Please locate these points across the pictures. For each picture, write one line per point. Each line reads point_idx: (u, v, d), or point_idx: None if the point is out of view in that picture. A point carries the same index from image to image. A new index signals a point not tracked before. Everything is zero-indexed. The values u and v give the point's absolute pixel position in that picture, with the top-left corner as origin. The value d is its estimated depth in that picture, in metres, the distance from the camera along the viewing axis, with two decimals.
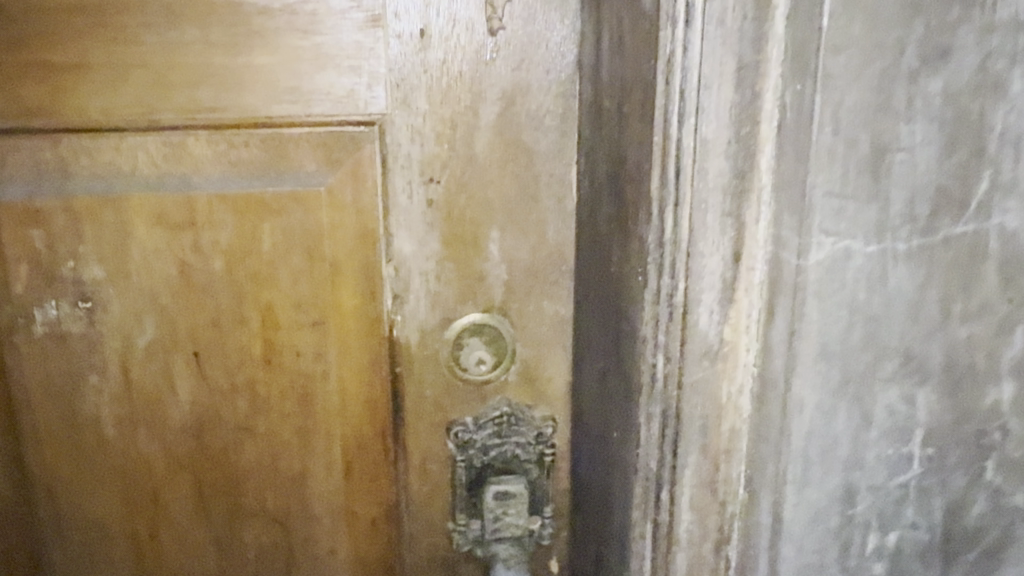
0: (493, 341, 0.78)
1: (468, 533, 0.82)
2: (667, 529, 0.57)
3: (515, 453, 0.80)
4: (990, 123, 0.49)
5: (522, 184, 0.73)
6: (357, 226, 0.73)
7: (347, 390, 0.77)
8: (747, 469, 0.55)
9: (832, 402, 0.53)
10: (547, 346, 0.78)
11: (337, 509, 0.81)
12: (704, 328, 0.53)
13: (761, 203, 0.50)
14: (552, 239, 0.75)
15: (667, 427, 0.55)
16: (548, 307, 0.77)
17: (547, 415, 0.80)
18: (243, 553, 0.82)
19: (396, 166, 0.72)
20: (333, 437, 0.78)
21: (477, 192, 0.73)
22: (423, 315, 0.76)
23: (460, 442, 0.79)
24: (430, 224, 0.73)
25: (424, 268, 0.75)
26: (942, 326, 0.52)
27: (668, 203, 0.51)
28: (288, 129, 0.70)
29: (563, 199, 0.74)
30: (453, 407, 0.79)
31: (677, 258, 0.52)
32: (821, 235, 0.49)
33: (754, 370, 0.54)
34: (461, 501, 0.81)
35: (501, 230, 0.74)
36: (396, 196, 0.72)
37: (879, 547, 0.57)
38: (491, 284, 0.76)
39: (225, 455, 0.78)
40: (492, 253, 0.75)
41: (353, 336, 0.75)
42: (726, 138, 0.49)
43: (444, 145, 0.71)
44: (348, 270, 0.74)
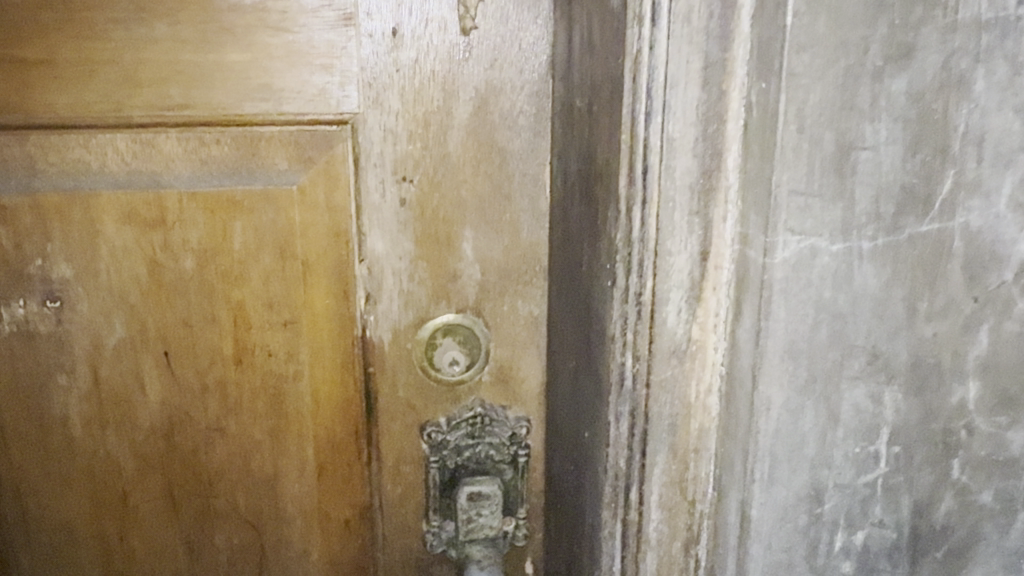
0: (467, 342, 0.77)
1: (442, 534, 0.81)
2: (636, 528, 0.58)
3: (489, 453, 0.80)
4: (954, 122, 0.49)
5: (495, 184, 0.73)
6: (329, 226, 0.72)
7: (319, 391, 0.77)
8: (715, 469, 0.56)
9: (800, 400, 0.53)
10: (522, 346, 0.78)
11: (310, 511, 0.80)
12: (672, 326, 0.53)
13: (727, 203, 0.51)
14: (525, 239, 0.75)
15: (635, 427, 0.55)
16: (522, 307, 0.77)
17: (521, 415, 0.80)
18: (214, 555, 0.81)
19: (368, 165, 0.71)
20: (305, 438, 0.78)
21: (450, 191, 0.73)
22: (396, 315, 0.76)
23: (433, 443, 0.79)
24: (403, 223, 0.73)
25: (397, 268, 0.74)
26: (908, 324, 0.52)
27: (636, 201, 0.51)
28: (260, 128, 0.70)
29: (537, 198, 0.74)
30: (426, 407, 0.79)
31: (645, 256, 0.52)
32: (787, 234, 0.49)
33: (722, 369, 0.54)
34: (434, 502, 0.81)
35: (474, 230, 0.74)
36: (368, 194, 0.72)
37: (846, 546, 0.57)
38: (464, 284, 0.76)
39: (196, 456, 0.77)
40: (465, 253, 0.75)
41: (325, 335, 0.75)
42: (692, 136, 0.50)
43: (417, 144, 0.71)
44: (320, 270, 0.73)
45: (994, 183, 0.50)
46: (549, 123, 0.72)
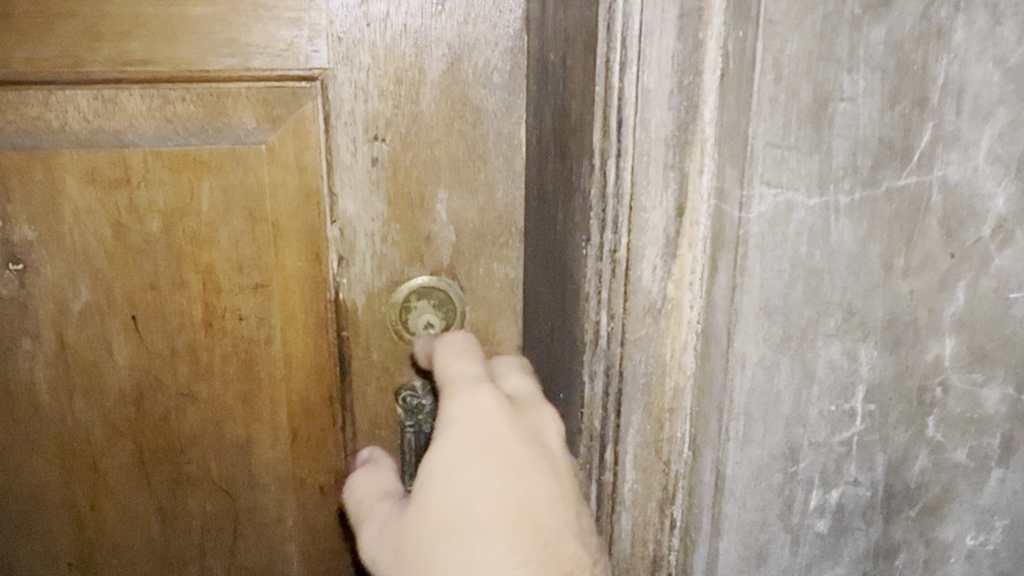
0: (442, 305, 0.76)
1: None
2: (611, 488, 0.58)
3: None
4: (934, 73, 0.48)
5: (469, 143, 0.71)
6: (300, 186, 0.71)
7: (291, 355, 0.75)
8: (691, 428, 0.55)
9: (774, 357, 0.52)
10: (498, 309, 0.77)
11: (284, 476, 0.79)
12: (647, 284, 0.52)
13: (704, 156, 0.50)
14: (501, 200, 0.73)
15: (610, 386, 0.56)
16: (497, 270, 0.76)
17: None
18: (187, 522, 0.80)
19: (339, 123, 0.69)
20: (278, 403, 0.77)
21: (423, 150, 0.71)
22: (369, 278, 0.74)
23: (408, 407, 0.78)
24: (376, 183, 0.72)
25: (369, 229, 0.73)
26: (884, 281, 0.52)
27: (610, 155, 0.51)
28: (227, 85, 0.67)
29: (512, 158, 0.72)
30: (400, 371, 0.78)
31: (620, 212, 0.52)
32: (763, 187, 0.48)
33: (698, 327, 0.53)
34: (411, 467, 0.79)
35: (449, 191, 0.73)
36: (339, 153, 0.70)
37: (821, 504, 0.56)
38: (438, 247, 0.74)
39: (166, 422, 0.76)
40: (439, 214, 0.73)
41: (297, 299, 0.74)
42: (668, 88, 0.49)
43: (389, 102, 0.69)
44: (291, 231, 0.72)
45: (973, 136, 0.50)
46: (524, 80, 0.70)
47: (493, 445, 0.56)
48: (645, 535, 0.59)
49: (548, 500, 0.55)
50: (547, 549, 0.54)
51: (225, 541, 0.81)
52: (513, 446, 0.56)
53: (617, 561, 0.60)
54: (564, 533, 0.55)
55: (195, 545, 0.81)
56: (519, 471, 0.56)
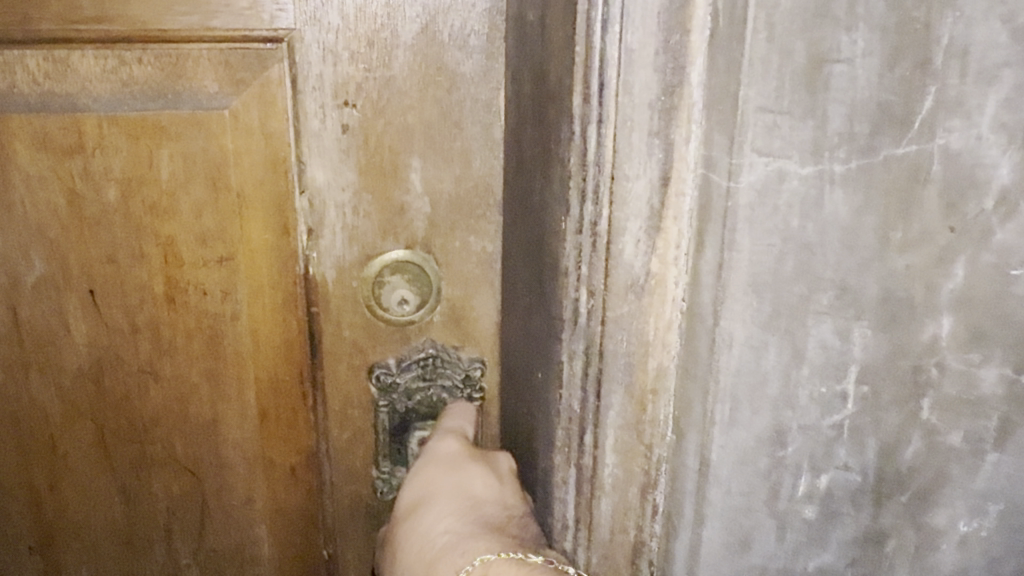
0: (416, 279, 0.72)
1: (392, 480, 0.77)
2: (591, 473, 0.55)
3: (441, 397, 0.75)
4: (937, 34, 0.44)
5: (444, 110, 0.67)
6: (265, 153, 0.66)
7: (260, 333, 0.71)
8: (675, 411, 0.54)
9: (762, 337, 0.50)
10: (476, 284, 0.73)
11: (253, 457, 0.76)
12: (630, 259, 0.50)
13: (691, 123, 0.47)
14: (477, 169, 0.69)
15: (590, 366, 0.53)
16: (474, 243, 0.71)
17: (475, 356, 0.75)
18: (152, 503, 0.77)
19: (307, 88, 0.65)
20: (246, 381, 0.73)
21: (396, 117, 0.66)
22: (340, 251, 0.70)
23: (382, 386, 0.74)
24: (346, 151, 0.67)
25: (338, 201, 0.68)
26: (879, 254, 0.48)
27: (591, 121, 0.47)
28: (185, 46, 0.63)
29: (490, 125, 0.68)
30: (374, 349, 0.74)
31: (602, 182, 0.49)
32: (753, 155, 0.46)
33: (683, 305, 0.51)
34: (384, 447, 0.76)
35: (424, 160, 0.68)
36: (308, 119, 0.65)
37: (809, 490, 0.54)
38: (412, 220, 0.70)
39: (129, 401, 0.72)
40: (412, 184, 0.69)
41: (265, 274, 0.69)
42: (653, 48, 0.46)
43: (359, 65, 0.64)
44: (256, 201, 0.67)
45: (977, 100, 0.46)
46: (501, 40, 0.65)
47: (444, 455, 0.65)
48: (626, 521, 0.57)
49: (486, 487, 0.63)
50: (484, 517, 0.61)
51: (192, 524, 0.78)
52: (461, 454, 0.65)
53: (596, 548, 0.57)
54: (502, 510, 0.62)
55: (161, 526, 0.78)
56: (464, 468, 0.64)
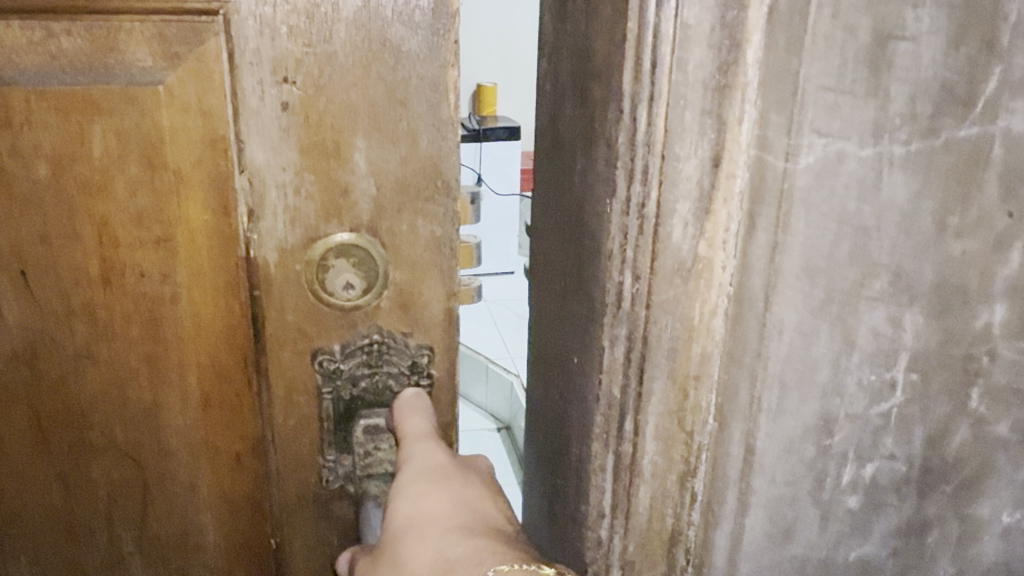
0: (362, 265, 0.59)
1: (338, 469, 0.64)
2: (630, 460, 0.54)
3: (388, 385, 0.62)
4: (1005, 12, 0.43)
5: (389, 90, 0.54)
6: (202, 131, 0.55)
7: (202, 317, 0.61)
8: (718, 398, 0.53)
9: (814, 323, 0.50)
10: (427, 271, 0.60)
11: (197, 443, 0.65)
12: (677, 242, 0.49)
13: (745, 101, 0.46)
14: (426, 150, 0.56)
15: (632, 351, 0.52)
16: (423, 229, 0.59)
17: (424, 345, 0.62)
18: (92, 492, 0.67)
19: (243, 63, 0.52)
20: (188, 364, 0.62)
21: (338, 94, 0.54)
22: (283, 234, 0.57)
23: (324, 372, 0.61)
24: (286, 129, 0.54)
25: (279, 181, 0.56)
26: (935, 240, 0.48)
27: (641, 99, 0.46)
28: (112, 19, 0.52)
29: (438, 104, 0.55)
30: (319, 335, 0.60)
31: (650, 162, 0.47)
32: (813, 136, 0.46)
33: (730, 289, 0.50)
34: (329, 435, 0.63)
35: (370, 143, 0.55)
36: (245, 96, 0.53)
37: (855, 480, 0.54)
38: (356, 202, 0.57)
39: (67, 385, 0.62)
40: (358, 164, 0.56)
41: (204, 255, 0.58)
42: (709, 25, 0.44)
43: (299, 40, 0.52)
44: (194, 182, 0.56)
45: None
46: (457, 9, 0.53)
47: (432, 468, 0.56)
48: (664, 509, 0.56)
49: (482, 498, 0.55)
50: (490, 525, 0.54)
51: (134, 514, 0.68)
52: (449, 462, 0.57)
53: (633, 537, 0.56)
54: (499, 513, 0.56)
55: (102, 518, 0.68)
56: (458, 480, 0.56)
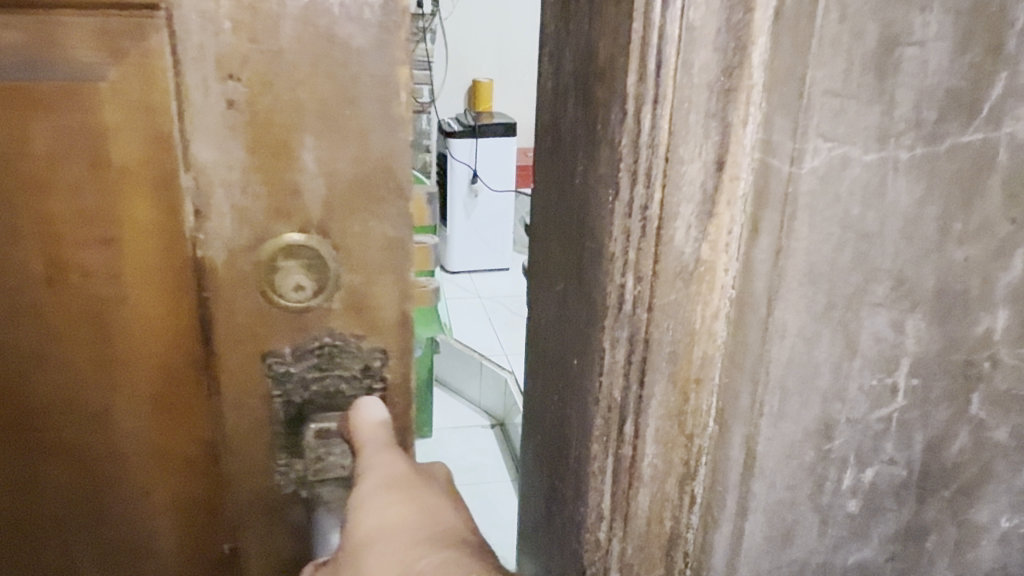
0: (313, 267, 0.57)
1: (291, 474, 0.63)
2: (630, 463, 0.54)
3: (340, 389, 0.61)
4: (1011, 17, 0.44)
5: (339, 88, 0.53)
6: (150, 131, 0.53)
7: (149, 319, 0.59)
8: (718, 401, 0.53)
9: (815, 328, 0.50)
10: (381, 272, 0.59)
11: (149, 448, 0.64)
12: (680, 245, 0.49)
13: (749, 105, 0.46)
14: (377, 150, 0.55)
15: (634, 354, 0.51)
16: (375, 229, 0.57)
17: (378, 347, 0.61)
18: (40, 499, 0.65)
19: (186, 58, 0.50)
20: (136, 368, 0.61)
21: (286, 91, 0.52)
22: (230, 235, 0.55)
23: (275, 376, 0.60)
24: (232, 128, 0.52)
25: (226, 180, 0.54)
26: (939, 247, 0.49)
27: (646, 101, 0.46)
28: (54, 11, 0.50)
29: (389, 102, 0.54)
30: (269, 338, 0.59)
31: (654, 164, 0.47)
32: (818, 140, 0.45)
33: (732, 293, 0.50)
34: (281, 439, 0.62)
35: (318, 141, 0.54)
36: (189, 92, 0.51)
37: (855, 484, 0.55)
38: (307, 203, 0.55)
39: (9, 391, 0.60)
40: (307, 163, 0.54)
41: (150, 255, 0.57)
42: (714, 27, 0.44)
43: (243, 35, 0.50)
44: (141, 179, 0.54)
45: None
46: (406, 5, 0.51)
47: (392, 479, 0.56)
48: (663, 512, 0.56)
49: (443, 507, 0.56)
50: (451, 533, 0.55)
51: (90, 523, 0.66)
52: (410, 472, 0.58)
53: (631, 538, 0.56)
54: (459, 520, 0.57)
55: (51, 525, 0.66)
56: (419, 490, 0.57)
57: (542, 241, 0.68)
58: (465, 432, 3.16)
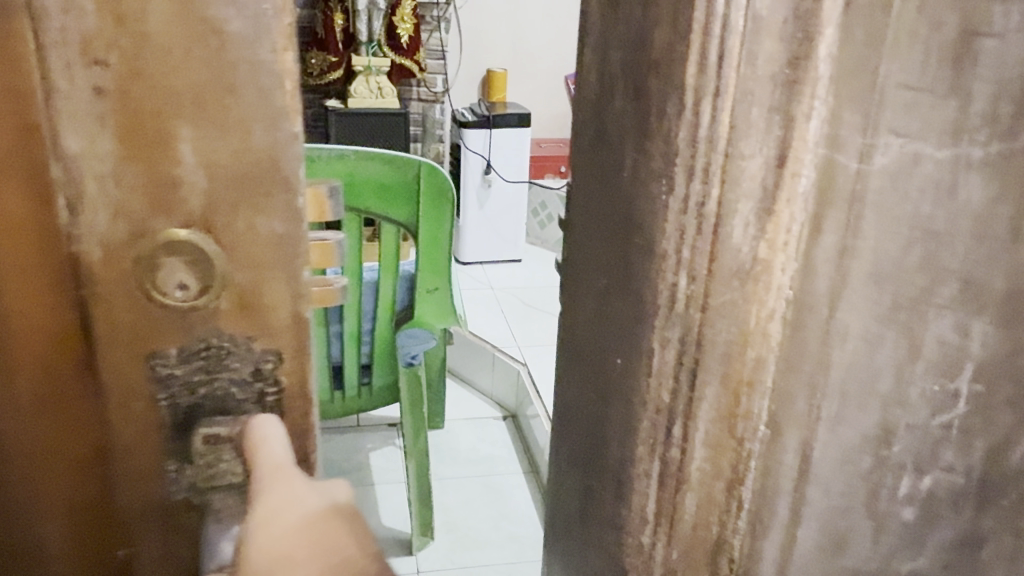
0: (197, 264, 0.56)
1: (183, 480, 0.63)
2: (677, 466, 0.53)
3: (229, 391, 0.60)
4: None
5: (213, 71, 0.51)
6: (15, 116, 0.53)
7: (28, 319, 0.61)
8: (771, 404, 0.51)
9: (879, 330, 0.49)
10: (268, 269, 0.57)
11: (34, 445, 0.65)
12: (737, 243, 0.47)
13: (815, 98, 0.44)
14: (259, 141, 0.53)
15: (685, 355, 0.50)
16: (261, 225, 0.56)
17: (271, 349, 0.60)
18: None
19: (47, 43, 0.49)
20: (14, 367, 0.62)
21: (162, 78, 0.50)
22: (104, 228, 0.54)
23: (158, 377, 0.59)
24: (101, 117, 0.51)
25: (98, 172, 0.52)
26: (1010, 248, 0.47)
27: (706, 93, 0.44)
28: None
29: (271, 92, 0.52)
30: (152, 337, 0.58)
31: (713, 160, 0.46)
32: (889, 136, 0.45)
33: (789, 294, 0.48)
34: (173, 445, 0.62)
35: (198, 129, 0.52)
36: (55, 80, 0.50)
37: (912, 492, 0.53)
38: (187, 196, 0.54)
39: None
40: (184, 154, 0.53)
41: (27, 256, 0.58)
42: (782, 17, 0.42)
43: (109, 16, 0.48)
44: (10, 173, 0.56)
45: None
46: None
47: (298, 507, 0.57)
48: (709, 517, 0.54)
49: (348, 530, 0.57)
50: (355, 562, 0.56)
51: None
52: (315, 496, 0.58)
53: (676, 544, 0.55)
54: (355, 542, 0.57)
55: None
56: (325, 512, 0.57)
57: (581, 236, 0.65)
58: (478, 423, 3.15)
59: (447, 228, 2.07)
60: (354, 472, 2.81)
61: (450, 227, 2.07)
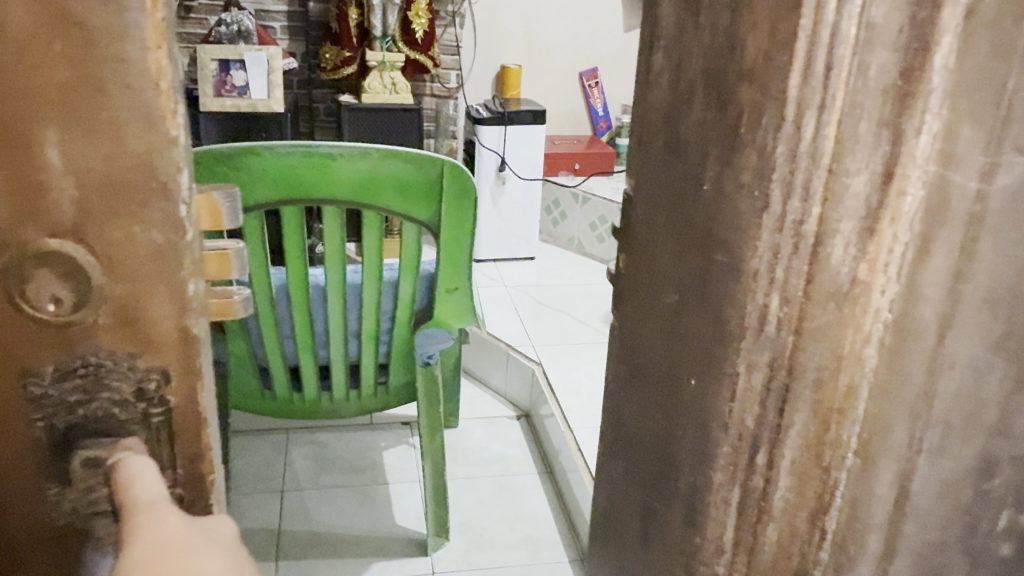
0: (70, 277, 0.49)
1: (61, 505, 0.56)
2: (760, 495, 0.51)
3: (111, 412, 0.54)
4: None
5: (76, 68, 0.45)
6: None
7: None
8: (863, 433, 0.48)
9: (989, 359, 0.45)
10: (153, 282, 0.50)
11: None
12: (836, 263, 0.44)
13: (926, 112, 0.41)
14: (132, 143, 0.47)
15: (773, 380, 0.48)
16: (140, 235, 0.49)
17: (156, 362, 0.53)
18: None
19: None
20: None
21: (14, 74, 0.45)
22: None
23: (30, 397, 0.53)
24: None
25: None
26: None
27: (810, 105, 0.42)
28: None
29: (142, 94, 0.46)
30: (26, 358, 0.52)
31: (814, 178, 0.43)
32: (1014, 154, 0.41)
33: (888, 318, 0.45)
34: (48, 467, 0.55)
35: (66, 133, 0.46)
36: None
37: (1011, 527, 0.50)
38: (56, 202, 0.48)
39: None
40: (50, 159, 0.47)
41: None
42: (898, 25, 0.39)
43: None
44: None
45: None
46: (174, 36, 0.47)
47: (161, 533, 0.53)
48: (789, 547, 0.52)
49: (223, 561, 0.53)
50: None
51: None
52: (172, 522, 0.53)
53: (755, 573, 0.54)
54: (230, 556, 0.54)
55: None
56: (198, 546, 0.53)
57: (648, 247, 0.62)
58: (493, 422, 3.12)
59: (469, 227, 2.03)
60: (369, 471, 2.79)
61: (471, 225, 2.02)
